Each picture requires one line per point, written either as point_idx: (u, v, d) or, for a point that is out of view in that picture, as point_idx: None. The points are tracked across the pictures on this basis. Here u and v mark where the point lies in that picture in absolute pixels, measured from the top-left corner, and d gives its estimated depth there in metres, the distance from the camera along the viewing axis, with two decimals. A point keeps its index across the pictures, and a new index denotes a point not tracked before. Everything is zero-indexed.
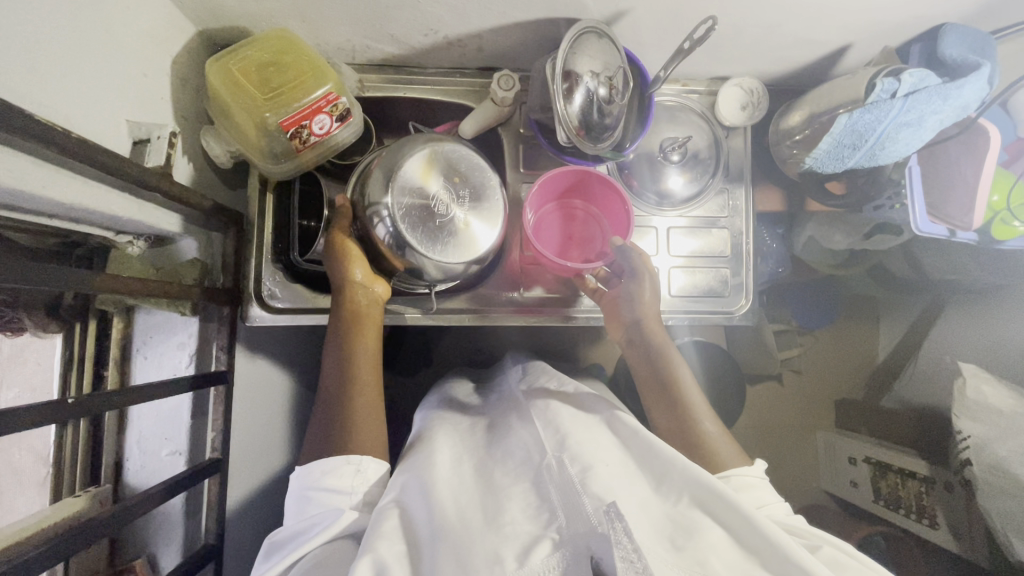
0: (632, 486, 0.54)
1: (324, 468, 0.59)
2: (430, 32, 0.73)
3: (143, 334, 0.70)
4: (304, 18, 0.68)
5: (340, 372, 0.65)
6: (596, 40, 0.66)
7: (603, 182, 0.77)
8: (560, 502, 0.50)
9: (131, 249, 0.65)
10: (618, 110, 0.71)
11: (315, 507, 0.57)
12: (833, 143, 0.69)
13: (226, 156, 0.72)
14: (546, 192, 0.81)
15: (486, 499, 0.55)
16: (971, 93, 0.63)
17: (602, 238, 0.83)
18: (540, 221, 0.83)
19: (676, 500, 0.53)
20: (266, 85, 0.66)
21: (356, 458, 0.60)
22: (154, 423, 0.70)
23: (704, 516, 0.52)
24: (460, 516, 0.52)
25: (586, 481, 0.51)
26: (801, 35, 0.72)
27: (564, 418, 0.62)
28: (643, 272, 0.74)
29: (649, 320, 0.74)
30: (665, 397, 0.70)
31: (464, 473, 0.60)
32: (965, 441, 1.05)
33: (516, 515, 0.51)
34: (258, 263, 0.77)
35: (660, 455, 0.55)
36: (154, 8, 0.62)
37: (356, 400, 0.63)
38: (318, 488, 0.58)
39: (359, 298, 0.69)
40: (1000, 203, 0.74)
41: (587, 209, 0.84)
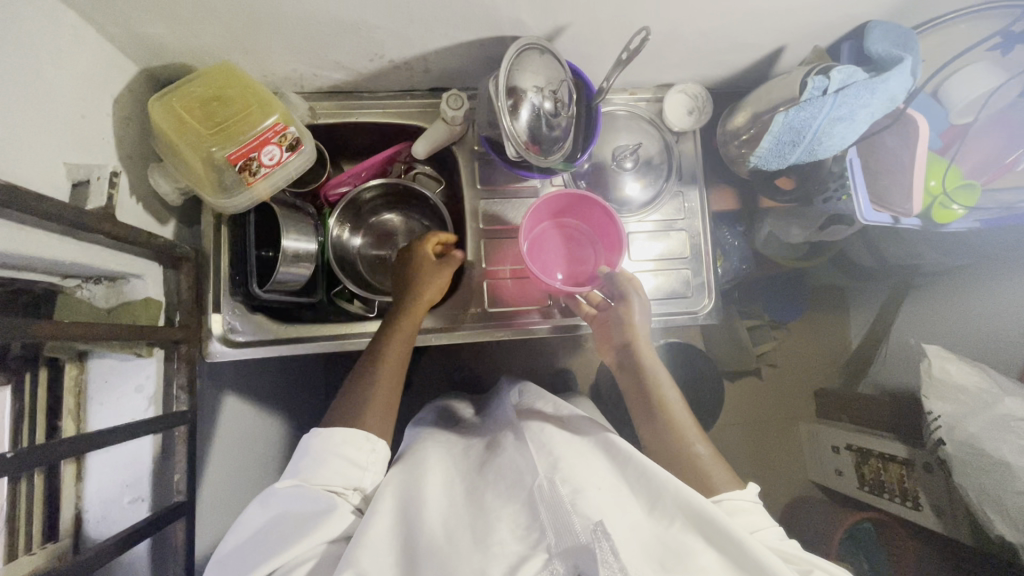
0: (624, 508, 0.53)
1: (347, 437, 0.60)
2: (376, 57, 0.74)
3: (100, 379, 0.68)
4: (247, 49, 0.69)
5: (361, 393, 0.65)
6: (538, 56, 0.68)
7: (596, 207, 0.77)
8: (549, 520, 0.50)
9: (80, 293, 0.65)
10: (565, 121, 0.72)
11: (328, 473, 0.58)
12: (774, 141, 0.71)
13: (176, 194, 0.71)
14: (542, 213, 0.80)
15: (474, 520, 0.54)
16: (897, 86, 0.64)
17: (593, 259, 0.82)
18: (536, 243, 0.81)
19: (669, 522, 0.53)
20: (211, 120, 0.66)
21: (374, 438, 0.62)
22: (114, 472, 0.67)
23: (694, 535, 0.52)
24: (449, 537, 0.52)
25: (576, 501, 0.51)
26: (735, 38, 0.75)
27: (555, 440, 0.62)
28: (631, 295, 0.76)
29: (638, 340, 0.75)
30: (649, 414, 0.71)
31: (455, 495, 0.59)
32: (937, 420, 1.07)
33: (506, 535, 0.50)
34: (217, 296, 0.76)
35: (656, 478, 0.55)
36: (90, 48, 0.61)
37: (365, 414, 0.63)
38: (335, 455, 0.59)
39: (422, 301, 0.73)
40: (938, 187, 0.76)
41: (578, 228, 0.83)
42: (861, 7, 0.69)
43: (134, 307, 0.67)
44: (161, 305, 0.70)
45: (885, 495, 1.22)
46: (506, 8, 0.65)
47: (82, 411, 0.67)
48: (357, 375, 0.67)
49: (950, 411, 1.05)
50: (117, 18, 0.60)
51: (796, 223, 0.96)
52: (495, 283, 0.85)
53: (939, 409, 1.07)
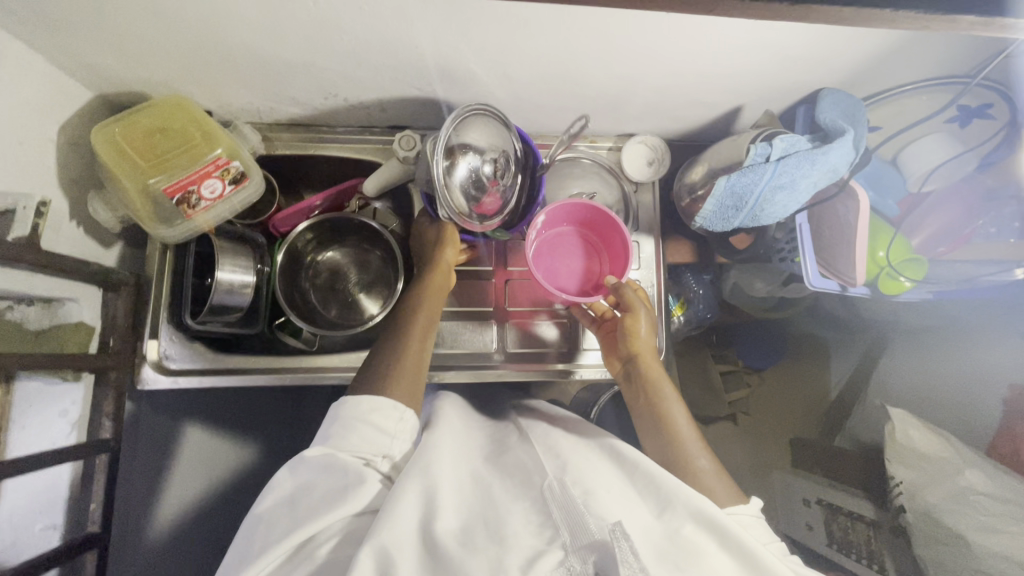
0: (633, 509, 0.51)
1: (373, 404, 0.59)
2: (330, 95, 0.74)
3: (23, 403, 0.65)
4: (198, 82, 0.69)
5: (386, 366, 0.64)
6: (486, 121, 0.68)
7: (609, 222, 0.78)
8: (561, 519, 0.48)
9: (9, 315, 0.62)
10: (505, 185, 0.71)
11: (357, 440, 0.57)
12: (717, 204, 0.70)
13: (115, 221, 0.70)
14: (558, 218, 0.79)
15: (484, 515, 0.51)
16: (838, 159, 0.63)
17: (601, 272, 0.81)
18: (546, 248, 0.80)
19: (678, 526, 0.50)
20: (152, 152, 0.66)
21: (403, 407, 0.60)
22: (29, 498, 0.65)
23: (706, 536, 0.50)
24: (463, 531, 0.48)
25: (588, 501, 0.50)
26: (690, 97, 0.75)
27: (563, 446, 0.62)
28: (638, 305, 0.74)
29: (643, 355, 0.74)
30: (654, 424, 0.69)
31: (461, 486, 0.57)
32: (899, 486, 1.05)
33: (519, 529, 0.48)
34: (156, 318, 0.75)
35: (665, 485, 0.54)
36: (36, 76, 0.62)
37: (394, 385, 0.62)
38: (364, 423, 0.57)
39: (441, 274, 0.74)
40: (885, 258, 0.76)
41: (594, 241, 0.82)
42: (811, 74, 0.69)
43: (64, 333, 0.67)
44: (93, 330, 0.70)
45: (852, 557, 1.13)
46: (454, 58, 0.66)
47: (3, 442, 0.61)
48: (382, 350, 0.66)
49: (913, 478, 1.03)
50: (63, 49, 0.61)
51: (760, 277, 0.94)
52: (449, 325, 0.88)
53: (901, 476, 1.05)
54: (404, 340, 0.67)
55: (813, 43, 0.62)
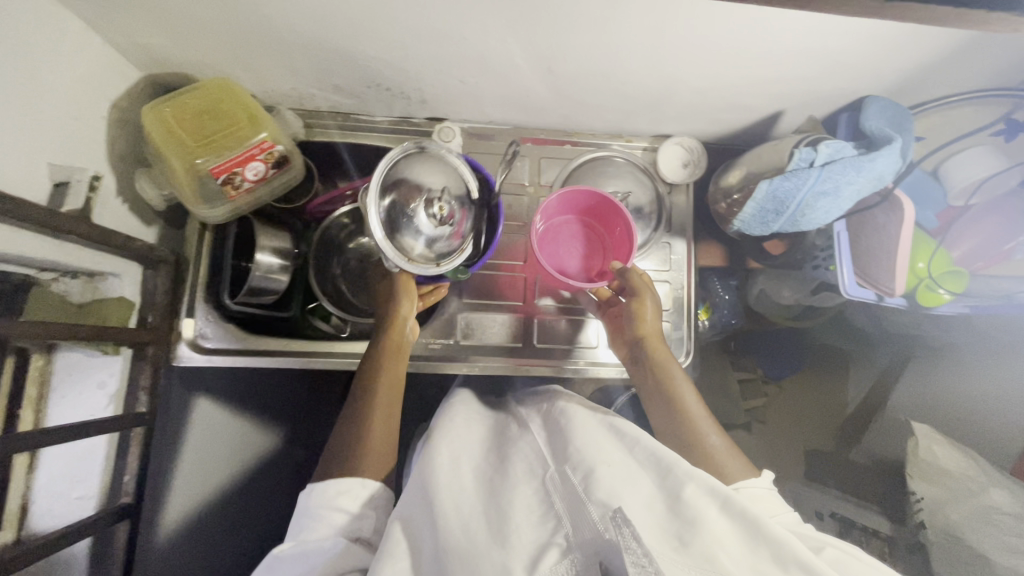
0: (637, 485, 0.51)
1: (340, 488, 0.58)
2: (373, 84, 0.75)
3: (64, 372, 0.68)
4: (246, 67, 0.71)
5: (350, 444, 0.62)
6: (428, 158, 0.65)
7: (615, 208, 0.75)
8: (565, 510, 0.49)
9: (56, 287, 0.65)
10: (468, 225, 0.67)
11: (326, 528, 0.55)
12: (757, 208, 0.70)
13: (160, 200, 0.71)
14: (561, 204, 0.78)
15: (490, 514, 0.50)
16: (885, 166, 0.62)
17: (603, 260, 0.80)
18: (549, 235, 0.80)
19: (679, 490, 0.49)
20: (200, 132, 0.66)
21: (371, 481, 0.60)
22: (66, 466, 0.68)
23: (708, 499, 0.48)
24: (464, 526, 0.48)
25: (590, 485, 0.49)
26: (731, 100, 0.75)
27: (570, 427, 0.61)
28: (643, 289, 0.72)
29: (649, 338, 0.73)
30: (660, 400, 0.68)
31: (464, 474, 0.58)
32: (920, 502, 1.04)
33: (522, 524, 0.48)
34: (192, 298, 0.77)
35: (666, 457, 0.53)
36: (93, 54, 0.63)
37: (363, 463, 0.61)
38: (332, 508, 0.57)
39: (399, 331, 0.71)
40: (925, 269, 0.74)
41: (597, 228, 0.80)
42: (857, 81, 0.69)
43: (107, 306, 0.69)
44: (134, 306, 0.72)
45: None
46: (500, 51, 0.66)
47: (42, 403, 0.66)
48: (345, 426, 0.65)
49: (935, 495, 1.01)
50: (119, 28, 0.62)
51: (788, 284, 0.93)
52: (478, 316, 0.86)
53: (922, 492, 1.04)
54: (369, 408, 0.65)
55: (864, 48, 0.62)
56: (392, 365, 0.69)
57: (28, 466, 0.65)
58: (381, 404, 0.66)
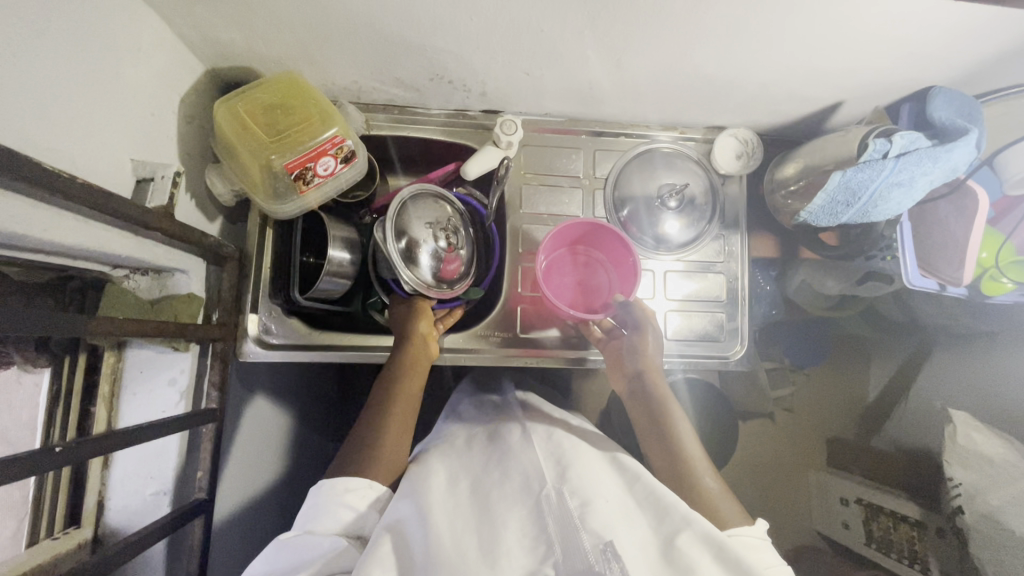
0: (632, 526, 0.55)
1: (348, 485, 0.60)
2: (435, 76, 0.75)
3: (136, 369, 0.68)
4: (312, 60, 0.70)
5: (363, 449, 0.65)
6: (425, 201, 0.73)
7: (613, 235, 0.79)
8: (557, 535, 0.52)
9: (127, 284, 0.65)
10: (467, 249, 0.77)
11: (331, 522, 0.57)
12: (827, 199, 0.70)
13: (230, 195, 0.73)
14: (557, 239, 0.82)
15: (484, 532, 0.54)
16: (960, 156, 0.63)
17: (609, 288, 0.84)
18: (553, 268, 0.84)
19: (674, 534, 0.54)
20: (273, 128, 0.66)
21: (378, 485, 0.62)
22: (139, 462, 0.68)
23: (702, 547, 0.52)
24: (456, 546, 0.52)
25: (585, 514, 0.53)
26: (793, 90, 0.76)
27: (566, 447, 0.66)
28: (646, 323, 0.77)
29: (651, 369, 0.76)
30: (659, 432, 0.71)
31: (458, 495, 0.61)
32: (957, 487, 1.06)
33: (513, 546, 0.52)
34: (257, 295, 0.77)
35: (664, 499, 0.58)
36: (166, 50, 0.63)
37: (375, 468, 0.64)
38: (341, 504, 0.59)
39: (418, 348, 0.74)
40: (990, 259, 0.77)
41: (596, 257, 0.85)
42: (925, 72, 0.69)
43: (178, 304, 0.68)
44: (202, 303, 0.71)
45: (892, 555, 1.13)
46: (573, 43, 0.66)
47: (115, 400, 0.67)
48: (357, 434, 0.67)
49: (973, 480, 1.03)
50: (193, 21, 0.61)
51: (833, 275, 0.91)
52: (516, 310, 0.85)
53: (960, 477, 1.06)
54: (383, 419, 0.68)
55: (940, 38, 0.62)
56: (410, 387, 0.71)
57: (103, 464, 0.66)
58: (395, 423, 0.68)
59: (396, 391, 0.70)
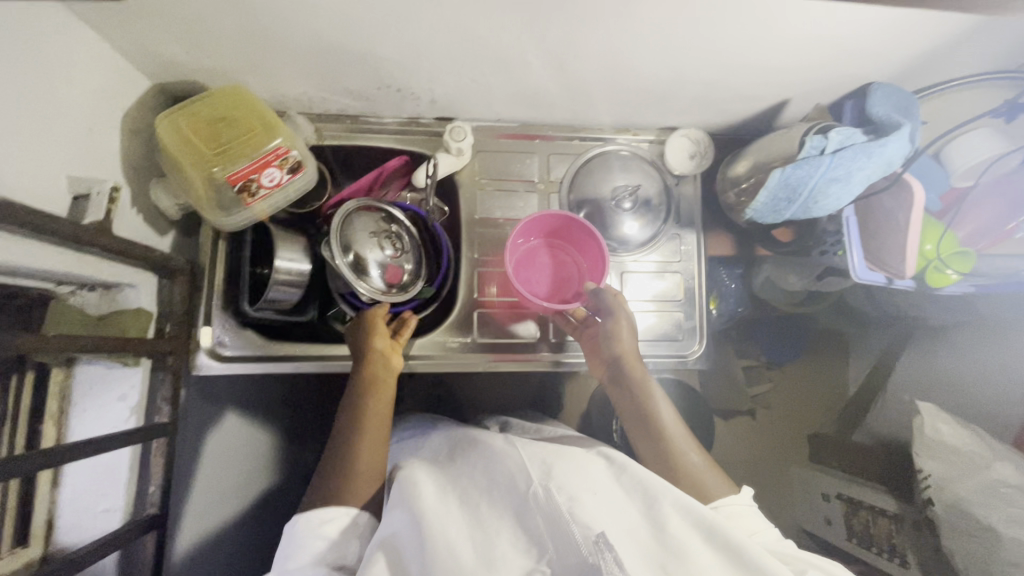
0: (621, 511, 0.55)
1: (323, 518, 0.60)
2: (383, 86, 0.75)
3: (85, 386, 0.67)
4: (257, 72, 0.71)
5: (333, 485, 0.64)
6: (361, 213, 0.74)
7: (581, 228, 0.80)
8: (549, 533, 0.53)
9: (72, 300, 0.65)
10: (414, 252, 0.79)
11: (311, 557, 0.58)
12: (770, 196, 0.71)
13: (175, 209, 0.72)
14: (528, 232, 0.83)
15: (476, 532, 0.55)
16: (894, 151, 0.64)
17: (578, 277, 0.85)
18: (526, 262, 0.84)
19: (663, 518, 0.53)
20: (215, 140, 0.66)
21: (354, 512, 0.62)
22: (89, 479, 0.67)
23: (692, 529, 0.53)
24: (450, 551, 0.51)
25: (574, 509, 0.52)
26: (739, 90, 0.77)
27: (543, 450, 0.62)
28: (619, 309, 0.76)
29: (627, 356, 0.76)
30: (642, 425, 0.73)
31: (448, 499, 0.59)
32: (927, 480, 1.04)
33: (508, 549, 0.53)
34: (208, 307, 0.76)
35: (652, 482, 0.57)
36: (105, 65, 0.63)
37: (348, 499, 0.63)
38: (320, 539, 0.59)
39: (378, 367, 0.71)
40: (933, 251, 0.78)
41: (567, 249, 0.86)
42: (863, 69, 0.70)
43: (125, 317, 0.68)
44: (152, 316, 0.71)
45: (876, 550, 1.09)
46: (513, 49, 0.67)
47: (64, 417, 0.65)
48: (328, 467, 0.66)
49: (936, 471, 1.02)
50: (131, 36, 0.61)
51: (794, 270, 0.94)
52: (488, 313, 0.85)
53: (930, 469, 1.03)
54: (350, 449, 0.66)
55: (872, 35, 0.63)
56: (375, 397, 0.69)
57: (53, 482, 0.64)
58: (363, 443, 0.66)
59: (360, 415, 0.67)
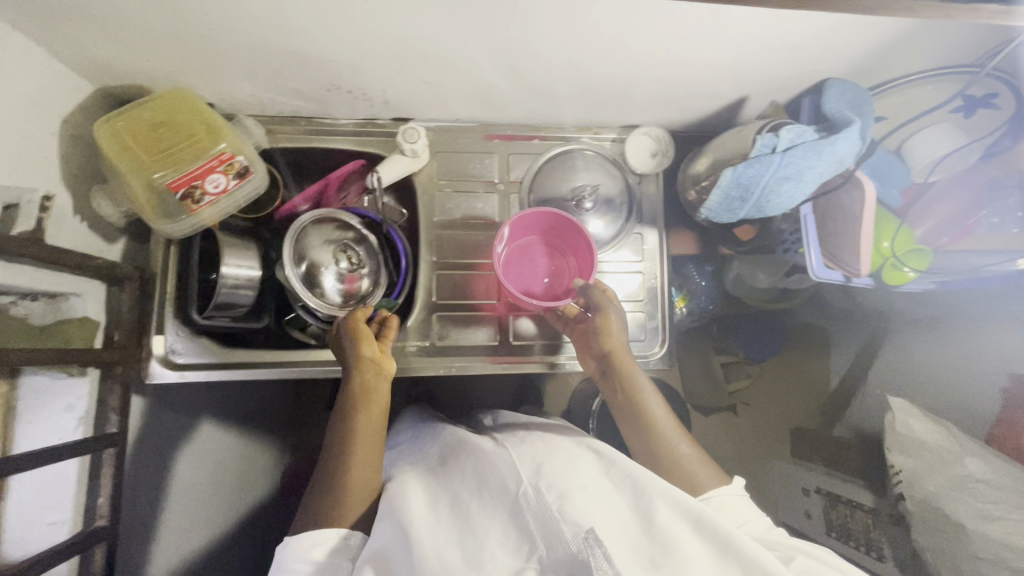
0: (611, 507, 0.53)
1: (316, 539, 0.58)
2: (333, 87, 0.74)
3: (31, 396, 0.63)
4: (202, 75, 0.69)
5: (330, 505, 0.61)
6: (315, 227, 0.75)
7: (573, 226, 0.78)
8: (538, 531, 0.50)
9: (14, 311, 0.60)
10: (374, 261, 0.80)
11: None
12: (723, 195, 0.70)
13: (120, 216, 0.71)
14: (520, 228, 0.80)
15: (461, 532, 0.53)
16: (846, 149, 0.63)
17: (569, 275, 0.82)
18: (516, 257, 0.81)
19: (653, 511, 0.52)
20: (158, 146, 0.65)
21: (349, 532, 0.60)
22: (33, 491, 0.64)
23: (682, 521, 0.51)
24: (436, 552, 0.50)
25: (562, 506, 0.51)
26: (696, 87, 0.76)
27: (535, 451, 0.61)
28: (608, 305, 0.75)
29: (617, 351, 0.74)
30: (633, 419, 0.71)
31: (437, 504, 0.58)
32: (898, 475, 1.01)
33: (496, 550, 0.50)
34: (161, 314, 0.76)
35: (642, 477, 0.55)
36: (39, 70, 0.61)
37: (344, 520, 0.60)
38: (309, 563, 0.56)
39: (368, 378, 0.67)
40: (889, 249, 0.78)
41: (559, 246, 0.83)
42: (817, 65, 0.69)
43: (70, 327, 0.65)
44: (98, 324, 0.69)
45: (851, 543, 1.07)
46: (458, 48, 0.65)
47: (10, 430, 0.60)
48: (325, 486, 0.62)
49: (910, 466, 0.99)
50: (64, 39, 0.60)
51: (763, 267, 0.95)
52: (453, 314, 0.84)
53: (900, 463, 1.01)
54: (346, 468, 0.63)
55: (822, 31, 0.62)
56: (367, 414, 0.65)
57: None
58: (359, 460, 0.63)
59: (354, 431, 0.64)
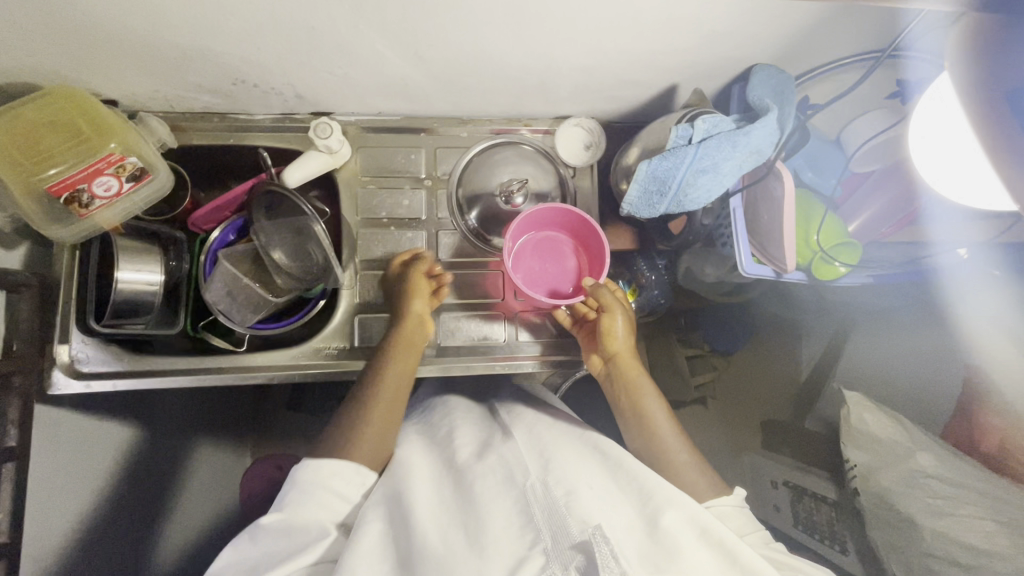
0: (616, 509, 0.53)
1: (334, 470, 0.61)
2: (238, 81, 0.70)
3: None
4: (95, 71, 0.65)
5: (351, 429, 0.66)
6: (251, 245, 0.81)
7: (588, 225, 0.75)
8: (545, 522, 0.49)
9: None
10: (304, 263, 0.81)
11: (313, 507, 0.57)
12: (641, 190, 0.66)
13: (8, 223, 0.69)
14: (536, 221, 0.76)
15: (465, 519, 0.53)
16: (760, 138, 0.60)
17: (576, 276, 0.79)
18: (527, 251, 0.78)
19: (658, 515, 0.52)
20: (36, 146, 0.61)
21: (364, 471, 0.62)
22: None
23: (688, 528, 0.51)
24: (444, 542, 0.50)
25: (571, 504, 0.51)
26: (622, 76, 0.72)
27: (548, 442, 0.62)
28: (619, 305, 0.73)
29: (621, 354, 0.73)
30: (636, 420, 0.71)
31: (443, 491, 0.58)
32: (854, 469, 0.94)
33: (500, 535, 0.49)
34: (64, 322, 0.71)
35: (648, 481, 0.56)
36: None
37: (360, 446, 0.64)
38: (323, 489, 0.59)
39: (410, 326, 0.74)
40: (818, 243, 0.75)
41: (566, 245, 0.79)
42: (740, 51, 0.66)
43: None
44: None
45: (816, 536, 0.98)
46: (356, 38, 0.62)
47: None
48: (348, 413, 0.68)
49: (867, 461, 0.91)
50: None
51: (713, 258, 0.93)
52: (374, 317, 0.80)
53: (855, 458, 0.94)
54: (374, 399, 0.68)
55: (739, 15, 0.59)
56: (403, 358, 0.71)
57: None
58: (387, 394, 0.69)
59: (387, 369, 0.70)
